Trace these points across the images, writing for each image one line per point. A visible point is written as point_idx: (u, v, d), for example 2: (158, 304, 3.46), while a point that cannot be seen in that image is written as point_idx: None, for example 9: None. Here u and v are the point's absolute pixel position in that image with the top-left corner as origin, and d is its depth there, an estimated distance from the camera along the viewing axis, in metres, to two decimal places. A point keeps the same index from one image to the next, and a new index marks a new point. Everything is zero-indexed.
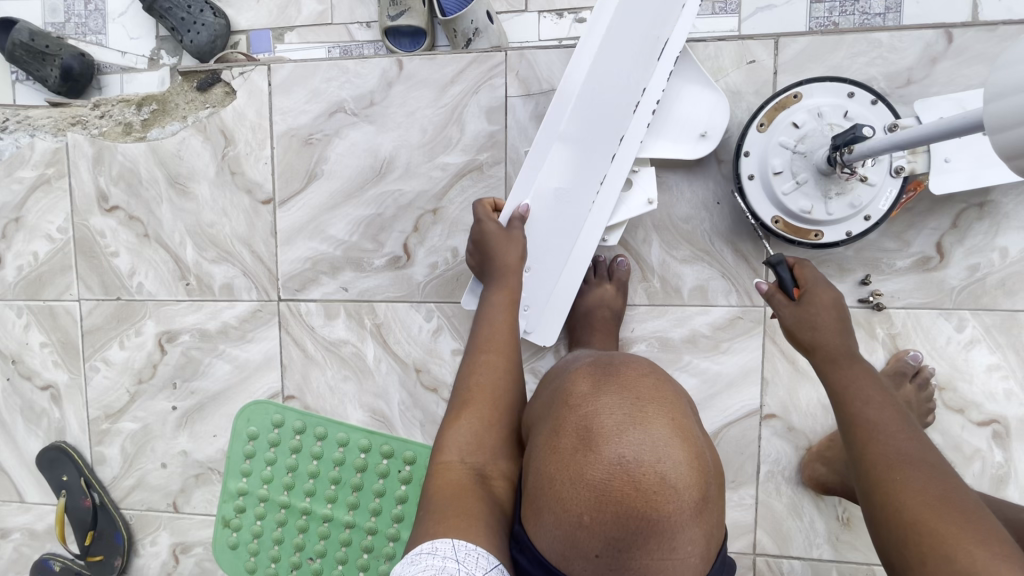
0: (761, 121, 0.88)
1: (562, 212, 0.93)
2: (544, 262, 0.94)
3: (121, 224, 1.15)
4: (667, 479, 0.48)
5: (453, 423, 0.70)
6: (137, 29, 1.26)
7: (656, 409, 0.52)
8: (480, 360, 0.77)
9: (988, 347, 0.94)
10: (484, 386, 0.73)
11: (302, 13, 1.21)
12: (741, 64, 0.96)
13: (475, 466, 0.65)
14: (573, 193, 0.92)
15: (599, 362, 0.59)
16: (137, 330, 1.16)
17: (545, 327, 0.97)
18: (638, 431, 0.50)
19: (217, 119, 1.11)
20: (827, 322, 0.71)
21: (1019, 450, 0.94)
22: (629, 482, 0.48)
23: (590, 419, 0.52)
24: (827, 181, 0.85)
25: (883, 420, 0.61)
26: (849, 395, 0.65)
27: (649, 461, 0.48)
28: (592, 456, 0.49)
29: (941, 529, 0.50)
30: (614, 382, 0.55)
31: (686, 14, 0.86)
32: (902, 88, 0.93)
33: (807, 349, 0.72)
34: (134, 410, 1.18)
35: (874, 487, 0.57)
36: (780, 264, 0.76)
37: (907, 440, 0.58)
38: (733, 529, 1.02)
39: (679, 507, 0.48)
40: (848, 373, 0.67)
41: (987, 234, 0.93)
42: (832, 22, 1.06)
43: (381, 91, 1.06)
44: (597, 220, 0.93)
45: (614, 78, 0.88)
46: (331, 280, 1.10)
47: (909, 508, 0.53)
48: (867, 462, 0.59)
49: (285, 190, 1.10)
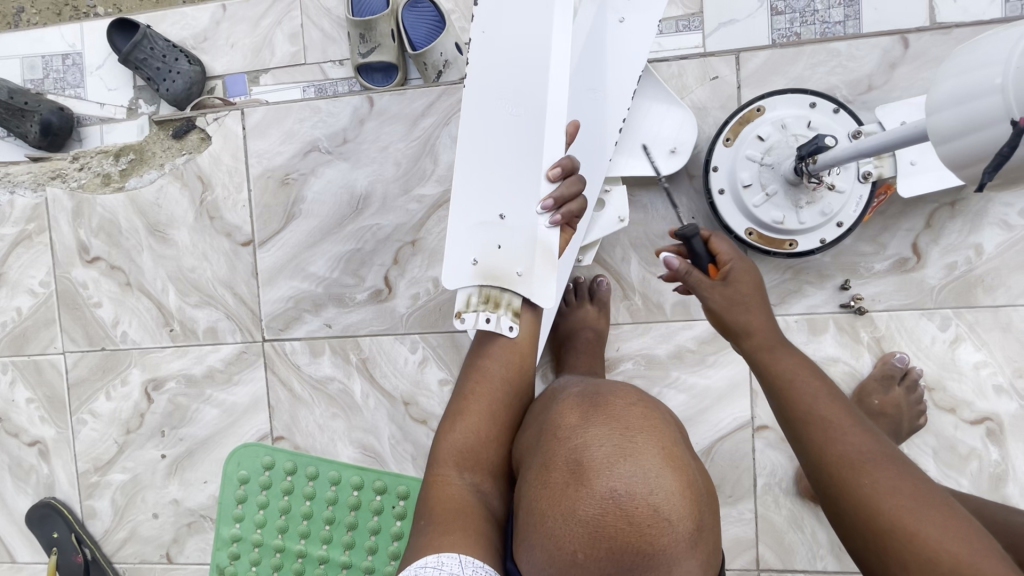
0: (727, 136, 0.89)
1: (504, 123, 0.75)
2: (493, 255, 0.73)
3: (103, 274, 1.15)
4: (660, 510, 0.47)
5: (445, 433, 0.67)
6: (115, 80, 1.27)
7: (646, 438, 0.51)
8: (478, 354, 0.72)
9: (974, 345, 0.94)
10: (476, 397, 0.68)
11: (276, 56, 1.21)
12: (705, 80, 0.98)
13: (467, 488, 0.63)
14: (467, 201, 0.75)
15: (587, 392, 0.59)
16: (122, 379, 1.16)
17: (446, 273, 0.74)
18: (631, 462, 0.49)
19: (194, 165, 1.12)
20: (755, 305, 0.61)
21: (1014, 447, 0.93)
22: (622, 516, 0.47)
23: (580, 451, 0.51)
24: (796, 191, 0.86)
25: (832, 415, 0.54)
26: (797, 387, 0.56)
27: (641, 493, 0.47)
28: (584, 491, 0.48)
29: (922, 535, 0.46)
30: (603, 413, 0.54)
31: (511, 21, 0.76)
32: (864, 93, 0.95)
33: (733, 335, 0.62)
34: (122, 461, 1.16)
35: (840, 497, 0.50)
36: (694, 238, 0.64)
37: (859, 435, 0.52)
38: (735, 545, 1.00)
39: (672, 538, 0.47)
40: (787, 362, 0.58)
41: (962, 232, 0.93)
42: (795, 32, 1.06)
43: (353, 128, 1.08)
44: (462, 188, 0.75)
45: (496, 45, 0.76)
46: (314, 317, 1.10)
47: (883, 513, 0.47)
48: (829, 467, 0.51)
49: (265, 231, 1.10)
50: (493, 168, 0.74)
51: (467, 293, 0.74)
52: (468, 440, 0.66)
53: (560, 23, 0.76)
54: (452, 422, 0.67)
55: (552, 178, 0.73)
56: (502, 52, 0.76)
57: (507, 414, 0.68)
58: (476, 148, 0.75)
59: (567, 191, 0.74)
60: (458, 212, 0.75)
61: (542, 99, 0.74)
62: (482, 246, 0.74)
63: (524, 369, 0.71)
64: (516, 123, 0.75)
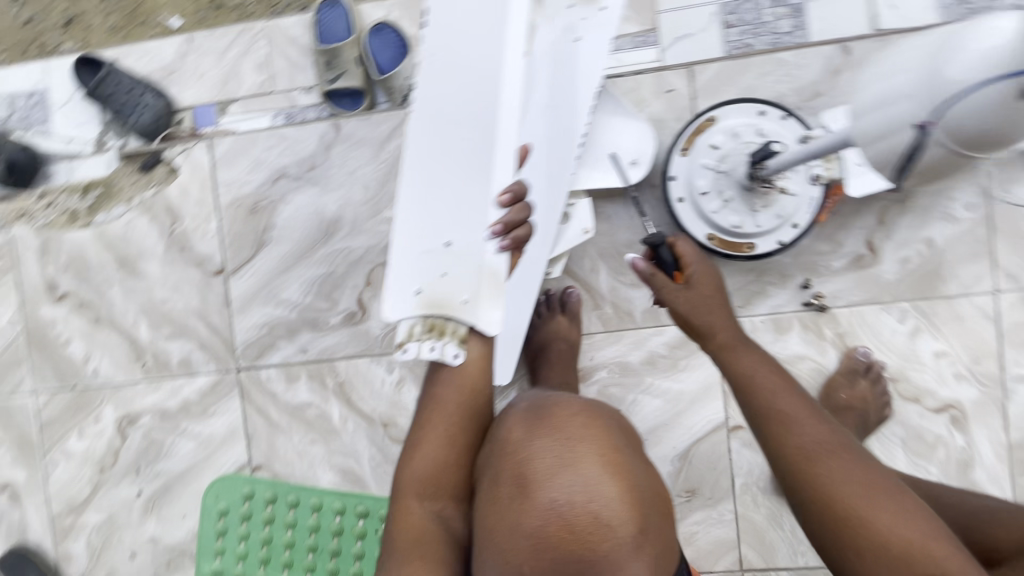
0: (683, 146, 0.92)
1: (449, 152, 0.77)
2: (436, 282, 0.74)
3: (72, 311, 1.14)
4: (601, 517, 0.49)
5: (409, 460, 0.70)
6: (82, 115, 1.21)
7: (587, 447, 0.52)
8: (434, 381, 0.73)
9: (932, 335, 0.97)
10: (434, 424, 0.71)
11: (243, 86, 1.18)
12: (659, 93, 1.02)
13: (429, 514, 0.67)
14: (412, 227, 0.76)
15: (535, 403, 0.59)
16: (95, 417, 1.14)
17: (389, 301, 0.74)
18: (571, 473, 0.50)
19: (163, 198, 1.12)
20: (715, 306, 0.63)
21: (978, 433, 0.96)
22: (564, 527, 0.49)
23: (524, 464, 0.52)
24: (751, 195, 0.89)
25: (795, 409, 0.55)
26: (758, 384, 0.57)
27: (581, 502, 0.49)
28: (528, 503, 0.50)
29: (872, 519, 0.49)
30: (547, 425, 0.54)
31: (461, 53, 0.78)
32: (810, 100, 1.00)
33: (698, 334, 0.63)
34: (97, 500, 1.14)
35: (798, 483, 0.52)
36: (662, 245, 0.66)
37: (820, 426, 0.54)
38: (717, 546, 1.01)
39: (615, 544, 0.49)
40: (749, 359, 0.59)
41: (912, 227, 0.97)
42: (746, 44, 1.02)
43: (322, 154, 1.09)
44: (405, 215, 0.76)
45: (445, 76, 0.78)
46: (288, 343, 1.10)
47: (839, 501, 0.50)
48: (789, 458, 0.53)
49: (236, 259, 1.10)
50: (436, 196, 0.76)
51: (408, 319, 0.74)
52: (428, 468, 0.69)
53: (511, 55, 0.77)
54: (416, 448, 0.71)
55: (502, 204, 0.75)
56: (452, 79, 0.78)
57: (465, 438, 0.70)
58: (423, 174, 0.76)
59: (515, 218, 0.76)
60: (402, 237, 0.76)
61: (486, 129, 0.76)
62: (427, 273, 0.74)
63: (479, 391, 0.73)
64: (460, 151, 0.76)
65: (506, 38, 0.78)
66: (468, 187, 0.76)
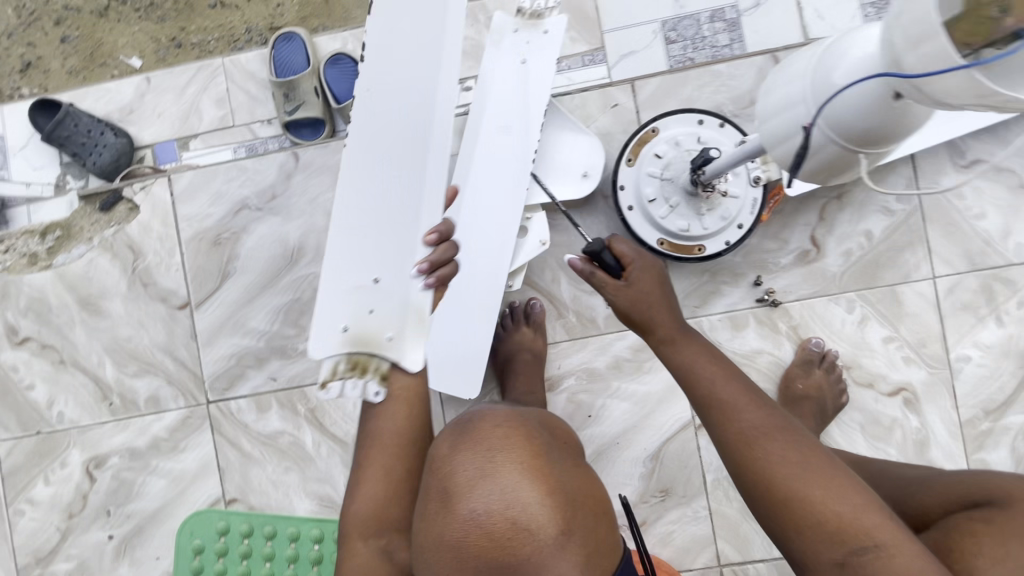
0: (628, 157, 0.97)
1: (378, 192, 0.79)
2: (362, 322, 0.77)
3: (33, 355, 1.12)
4: (520, 522, 0.50)
5: (355, 496, 0.73)
6: (40, 158, 1.21)
7: (507, 455, 0.53)
8: (370, 418, 0.76)
9: (879, 322, 1.02)
10: (374, 460, 0.73)
11: (204, 121, 1.20)
12: (606, 108, 1.07)
13: (374, 550, 0.69)
14: (341, 266, 0.78)
15: (463, 417, 0.60)
16: (61, 462, 1.12)
17: (315, 338, 0.77)
18: (490, 481, 0.52)
19: (124, 235, 1.12)
20: (655, 301, 0.66)
21: (931, 413, 1.00)
22: (484, 536, 0.50)
23: (447, 478, 0.53)
24: (696, 200, 0.93)
25: (734, 396, 0.59)
26: (699, 376, 0.61)
27: (499, 510, 0.50)
28: (450, 514, 0.51)
29: (811, 496, 0.52)
30: (469, 440, 0.55)
31: (394, 93, 0.80)
32: (747, 107, 1.06)
33: (644, 327, 0.67)
34: (66, 548, 1.11)
35: (741, 467, 0.56)
36: (604, 250, 0.69)
37: (757, 410, 0.58)
38: (694, 544, 1.03)
39: (537, 547, 0.50)
40: (693, 349, 0.63)
41: (852, 221, 1.02)
42: (689, 58, 1.08)
43: (282, 183, 1.11)
44: (334, 254, 0.78)
45: (378, 114, 0.80)
46: (257, 372, 1.10)
47: (779, 480, 0.53)
48: (732, 442, 0.57)
49: (200, 291, 1.11)
50: (363, 236, 0.78)
51: (333, 355, 0.77)
52: (371, 504, 0.71)
53: (441, 103, 0.80)
54: (361, 483, 0.73)
55: (429, 242, 0.78)
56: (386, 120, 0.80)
57: (403, 472, 0.72)
58: (352, 213, 0.79)
59: (441, 258, 0.79)
60: (331, 275, 0.78)
61: (413, 173, 0.79)
62: (353, 311, 0.78)
63: (416, 420, 0.76)
64: (388, 193, 0.79)
65: (437, 84, 0.80)
66: (395, 230, 0.79)
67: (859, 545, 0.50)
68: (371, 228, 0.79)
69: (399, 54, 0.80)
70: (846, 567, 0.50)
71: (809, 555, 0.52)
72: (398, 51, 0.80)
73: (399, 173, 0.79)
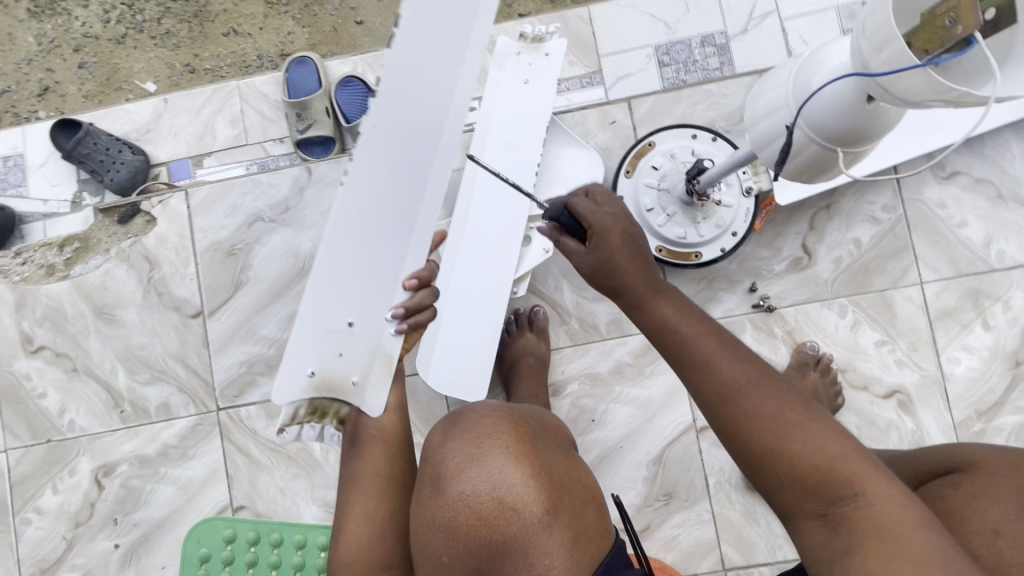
0: (627, 169, 1.02)
1: (370, 233, 0.72)
2: (331, 365, 0.73)
3: (47, 363, 1.15)
4: (506, 502, 0.52)
5: (340, 538, 0.70)
6: (59, 176, 1.25)
7: (494, 441, 0.56)
8: (352, 462, 0.74)
9: (871, 326, 1.05)
10: (359, 502, 0.72)
11: (218, 140, 1.25)
12: (604, 125, 1.13)
13: None
14: (318, 305, 0.71)
15: (456, 411, 0.62)
16: (70, 470, 1.13)
17: (279, 381, 0.71)
18: (477, 465, 0.54)
19: (140, 247, 1.16)
20: (625, 262, 0.58)
21: (925, 415, 1.03)
22: (472, 516, 0.52)
23: (438, 463, 0.56)
24: (691, 209, 0.98)
25: (711, 348, 0.54)
26: (673, 330, 0.56)
27: (486, 492, 0.52)
28: (441, 498, 0.54)
29: (790, 449, 0.49)
30: (459, 429, 0.58)
31: (407, 123, 0.71)
32: (738, 123, 1.12)
33: (614, 292, 0.59)
34: (72, 557, 1.11)
35: (722, 418, 0.52)
36: (562, 213, 0.62)
37: (733, 362, 0.53)
38: (698, 548, 1.04)
39: (523, 526, 0.52)
40: (667, 307, 0.57)
41: (841, 229, 1.07)
42: (682, 80, 1.15)
43: (295, 196, 1.16)
44: (312, 290, 0.71)
45: (385, 142, 0.70)
46: (267, 379, 1.12)
47: (757, 435, 0.51)
48: (712, 393, 0.53)
49: (213, 300, 1.14)
50: (346, 278, 0.72)
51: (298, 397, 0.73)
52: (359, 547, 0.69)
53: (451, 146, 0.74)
54: (345, 524, 0.71)
55: (408, 288, 0.75)
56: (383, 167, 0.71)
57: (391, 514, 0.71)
58: (339, 250, 0.71)
59: (419, 302, 0.75)
60: (306, 313, 0.71)
61: (408, 218, 0.74)
62: (323, 354, 0.73)
63: (398, 463, 0.74)
64: (381, 236, 0.73)
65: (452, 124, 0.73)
66: (382, 278, 0.74)
67: (843, 493, 0.47)
68: (359, 271, 0.72)
69: (420, 78, 0.70)
70: (828, 520, 0.48)
71: (794, 508, 0.50)
72: (419, 75, 0.70)
73: (395, 215, 0.73)
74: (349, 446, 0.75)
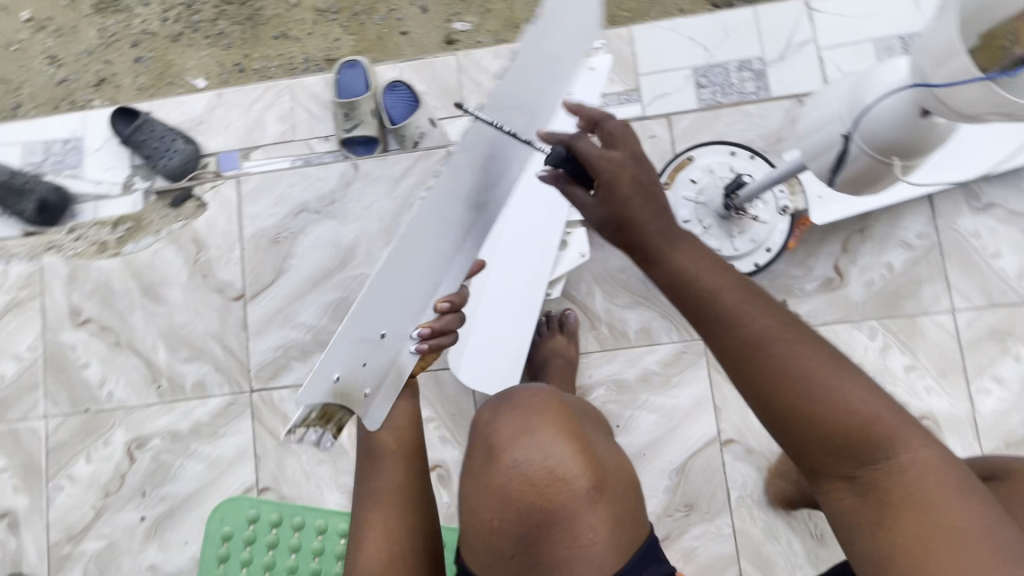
0: (666, 181, 1.04)
1: (433, 246, 0.72)
2: (355, 372, 0.69)
3: (92, 335, 1.19)
4: (556, 472, 0.56)
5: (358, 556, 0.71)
6: (114, 160, 1.29)
7: (543, 418, 0.60)
8: (369, 479, 0.76)
9: (901, 350, 1.06)
10: (378, 518, 0.73)
11: (267, 134, 1.28)
12: (643, 138, 1.16)
13: None
14: (371, 307, 0.68)
15: (503, 392, 0.67)
16: (104, 440, 1.16)
17: (308, 379, 0.65)
18: (529, 436, 0.58)
19: (190, 230, 1.21)
20: (647, 217, 0.58)
21: (953, 443, 1.02)
22: (525, 482, 0.56)
23: (491, 434, 0.60)
24: (727, 223, 1.01)
25: (740, 299, 0.54)
26: (700, 288, 0.55)
27: (538, 461, 0.57)
28: (496, 465, 0.58)
29: (816, 412, 0.51)
30: (510, 405, 0.62)
31: (493, 155, 0.74)
32: (775, 144, 1.15)
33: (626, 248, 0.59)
34: (99, 526, 1.13)
35: (751, 370, 0.52)
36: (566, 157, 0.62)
37: (763, 317, 0.53)
38: (717, 562, 1.03)
39: (572, 495, 0.56)
40: (685, 257, 0.57)
41: (874, 253, 1.08)
42: (717, 101, 1.18)
43: (341, 190, 1.21)
44: (367, 291, 0.67)
45: (474, 165, 0.72)
46: (301, 364, 1.15)
47: (784, 398, 0.52)
48: (738, 348, 0.53)
49: (255, 285, 1.18)
50: (400, 287, 0.70)
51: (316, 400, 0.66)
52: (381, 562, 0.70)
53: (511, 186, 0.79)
54: (364, 541, 0.72)
55: (438, 309, 0.74)
56: (463, 189, 0.72)
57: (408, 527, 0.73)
58: (404, 256, 0.68)
59: (446, 324, 0.76)
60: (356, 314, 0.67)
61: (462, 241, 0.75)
62: (353, 360, 0.69)
63: (412, 477, 0.77)
64: (440, 252, 0.73)
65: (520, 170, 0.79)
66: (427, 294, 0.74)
67: (877, 445, 0.50)
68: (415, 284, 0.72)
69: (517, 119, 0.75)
70: (857, 485, 0.51)
71: (823, 471, 0.52)
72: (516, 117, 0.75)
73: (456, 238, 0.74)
74: (365, 462, 0.76)
